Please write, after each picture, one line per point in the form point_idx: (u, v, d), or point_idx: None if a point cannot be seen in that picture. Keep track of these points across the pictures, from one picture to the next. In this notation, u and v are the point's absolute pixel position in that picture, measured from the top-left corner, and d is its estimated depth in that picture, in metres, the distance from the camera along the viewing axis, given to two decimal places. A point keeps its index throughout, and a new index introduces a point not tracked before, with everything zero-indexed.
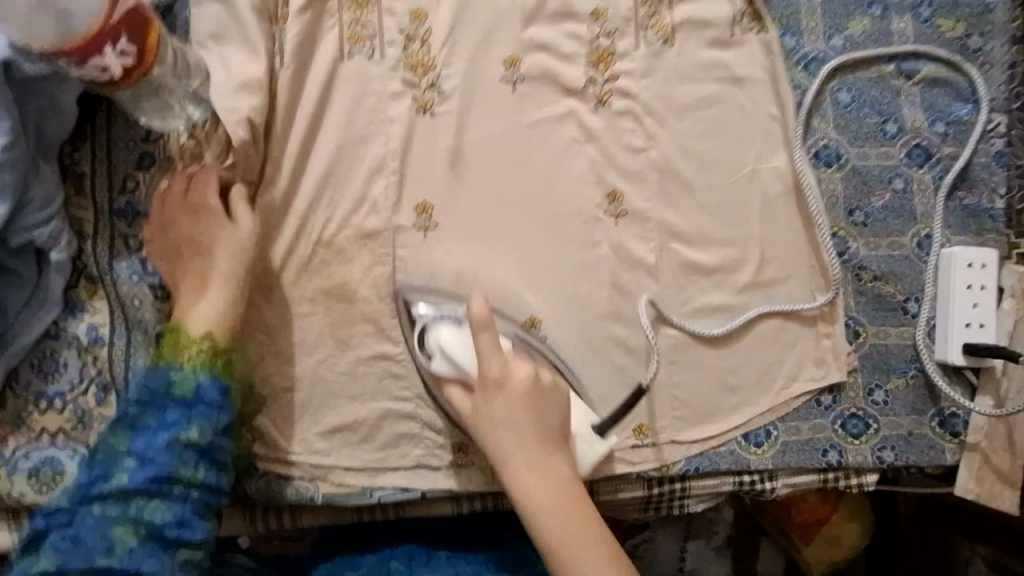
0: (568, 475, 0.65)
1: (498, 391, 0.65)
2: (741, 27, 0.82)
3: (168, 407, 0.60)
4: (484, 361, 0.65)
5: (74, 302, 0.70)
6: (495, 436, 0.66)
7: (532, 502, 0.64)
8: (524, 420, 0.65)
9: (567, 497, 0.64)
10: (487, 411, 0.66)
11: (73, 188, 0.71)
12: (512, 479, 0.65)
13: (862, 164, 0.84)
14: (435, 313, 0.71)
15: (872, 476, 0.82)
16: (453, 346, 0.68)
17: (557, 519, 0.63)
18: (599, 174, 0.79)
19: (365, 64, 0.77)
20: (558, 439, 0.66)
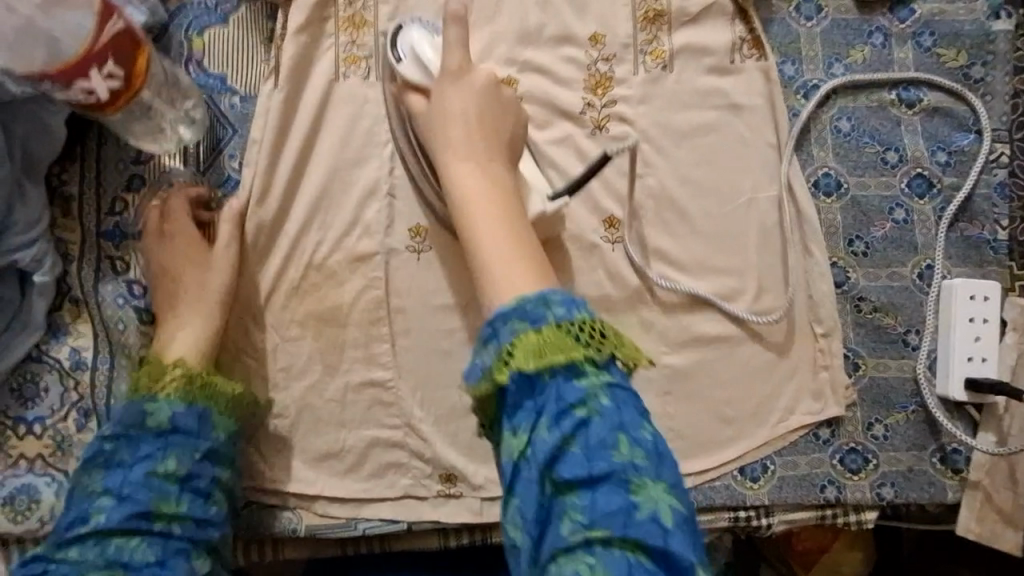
0: (503, 178, 0.62)
1: (456, 83, 0.67)
2: (740, 54, 0.81)
3: (144, 439, 0.60)
4: (448, 57, 0.68)
5: (57, 326, 0.68)
6: (443, 129, 0.65)
7: (463, 184, 0.62)
8: (471, 121, 0.65)
9: (497, 192, 0.61)
10: (437, 109, 0.67)
11: (61, 210, 0.69)
12: (447, 163, 0.63)
13: (862, 193, 0.83)
14: (409, 26, 0.73)
15: (873, 513, 0.80)
16: (423, 49, 0.71)
17: (481, 201, 0.60)
18: (595, 201, 0.78)
19: (360, 87, 0.76)
20: (501, 145, 0.65)
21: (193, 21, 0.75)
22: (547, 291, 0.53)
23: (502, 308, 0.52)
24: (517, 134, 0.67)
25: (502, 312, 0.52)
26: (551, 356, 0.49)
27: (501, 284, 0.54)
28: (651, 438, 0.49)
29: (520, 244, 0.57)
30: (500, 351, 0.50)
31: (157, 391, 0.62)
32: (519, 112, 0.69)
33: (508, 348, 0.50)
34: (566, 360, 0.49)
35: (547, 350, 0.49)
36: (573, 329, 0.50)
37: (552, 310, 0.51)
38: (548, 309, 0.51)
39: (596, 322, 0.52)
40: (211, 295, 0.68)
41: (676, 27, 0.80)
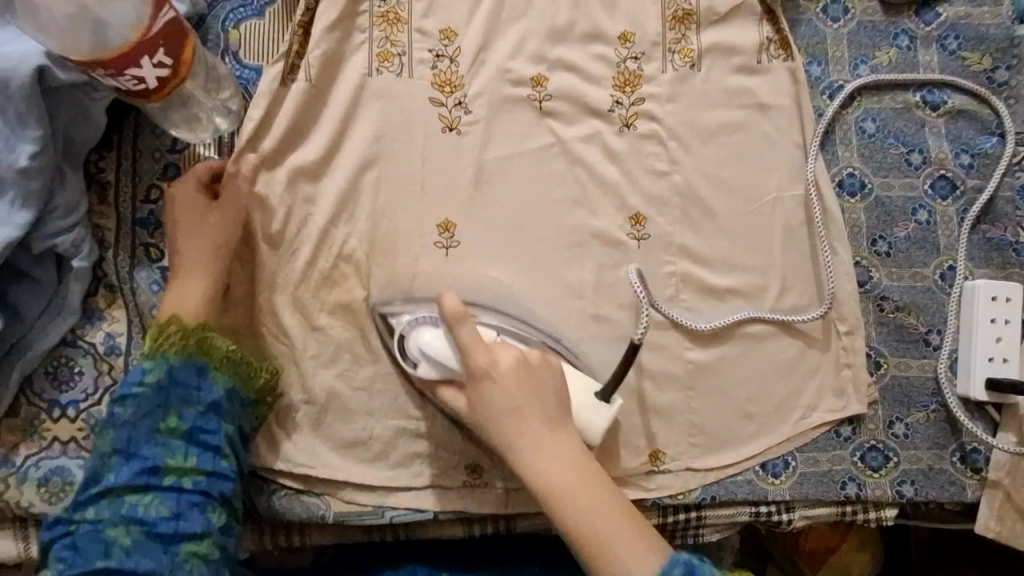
0: (573, 449, 0.64)
1: (493, 381, 0.64)
2: (768, 54, 0.82)
3: (144, 397, 0.62)
4: (470, 355, 0.64)
5: (92, 310, 0.69)
6: (501, 429, 0.64)
7: (544, 481, 0.63)
8: (522, 404, 0.63)
9: (578, 469, 0.63)
10: (486, 412, 0.64)
11: (97, 196, 0.70)
12: (525, 465, 0.63)
13: (885, 195, 0.83)
14: (414, 318, 0.70)
15: (892, 510, 0.80)
16: (434, 347, 0.67)
17: (574, 492, 0.62)
18: (622, 197, 0.79)
19: (392, 81, 0.77)
20: (557, 413, 0.65)
21: (229, 13, 0.76)
22: (662, 563, 0.60)
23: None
24: (558, 379, 0.66)
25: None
26: None
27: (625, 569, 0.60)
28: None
29: (624, 510, 0.63)
30: None
31: (158, 350, 0.63)
32: (555, 365, 0.67)
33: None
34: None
35: None
36: None
37: None
38: None
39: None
40: (204, 252, 0.68)
41: (704, 27, 0.81)
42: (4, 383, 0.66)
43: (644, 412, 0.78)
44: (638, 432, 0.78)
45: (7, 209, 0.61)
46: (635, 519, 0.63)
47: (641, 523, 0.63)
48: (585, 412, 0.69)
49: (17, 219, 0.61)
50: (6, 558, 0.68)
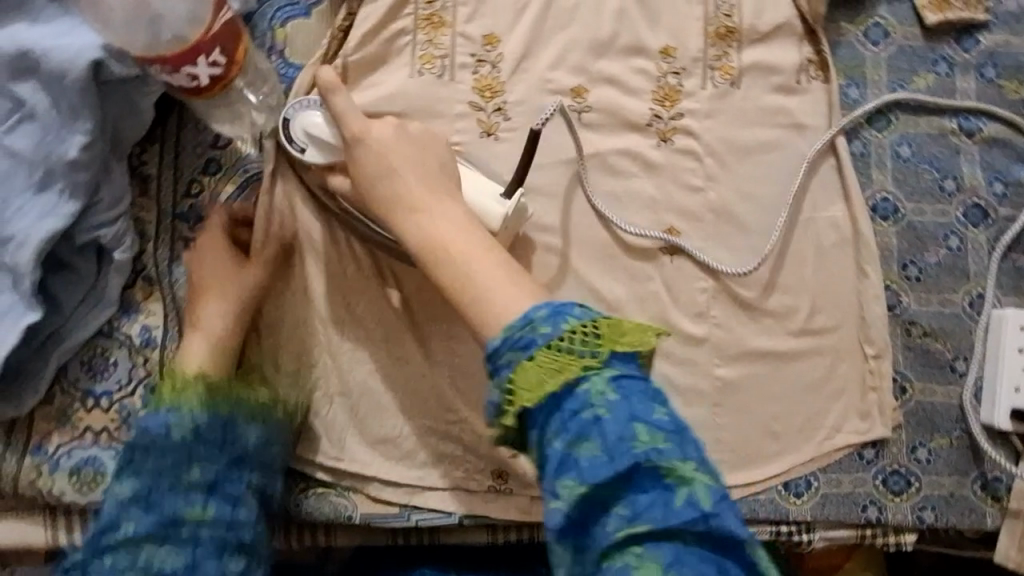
0: (458, 212, 0.60)
1: (365, 145, 0.64)
2: (807, 75, 0.82)
3: (169, 447, 0.59)
4: (348, 122, 0.65)
5: (129, 303, 0.69)
6: (377, 185, 0.62)
7: (419, 227, 0.59)
8: (400, 161, 0.62)
9: (462, 224, 0.59)
10: (361, 171, 0.63)
11: (139, 189, 0.71)
12: (402, 215, 0.60)
13: (918, 219, 0.84)
14: (304, 101, 0.69)
15: (911, 535, 0.81)
16: (318, 128, 0.67)
17: (452, 241, 0.58)
18: (656, 211, 0.79)
19: (434, 85, 0.77)
20: (442, 181, 0.63)
21: (276, 12, 0.77)
22: (531, 309, 0.52)
23: (494, 345, 0.51)
24: (445, 158, 0.65)
25: (496, 348, 0.51)
26: (552, 383, 0.49)
27: (496, 313, 0.53)
28: (667, 418, 0.49)
29: (508, 268, 0.56)
30: (501, 386, 0.50)
31: (181, 399, 0.61)
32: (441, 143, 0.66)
33: (509, 381, 0.50)
34: (566, 377, 0.49)
35: (546, 374, 0.49)
36: (568, 341, 0.50)
37: (539, 329, 0.50)
38: (536, 330, 0.51)
39: (587, 322, 0.51)
40: (225, 306, 0.68)
41: (746, 44, 0.81)
42: (40, 372, 0.66)
43: None
44: None
45: (54, 200, 0.61)
46: (516, 270, 0.56)
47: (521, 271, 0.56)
48: (481, 200, 0.68)
49: (63, 211, 0.61)
50: (36, 545, 0.68)
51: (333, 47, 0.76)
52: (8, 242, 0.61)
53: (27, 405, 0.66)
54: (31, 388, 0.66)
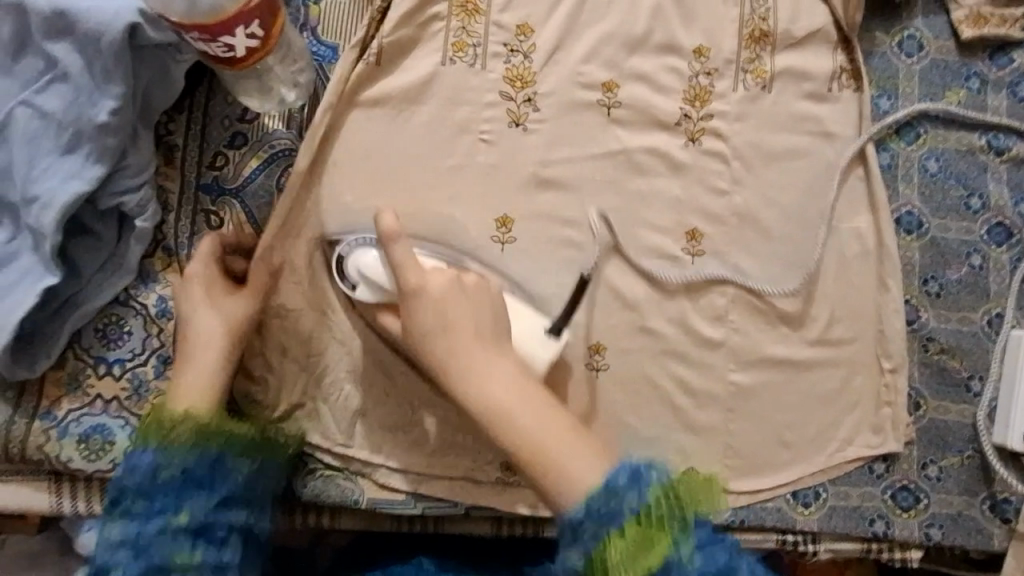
0: (515, 369, 0.60)
1: (418, 300, 0.61)
2: (839, 83, 0.81)
3: (158, 491, 0.59)
4: (402, 274, 0.63)
5: (147, 272, 0.69)
6: (432, 345, 0.60)
7: (482, 398, 0.58)
8: (457, 318, 0.60)
9: (522, 386, 0.59)
10: (416, 325, 0.61)
11: (164, 158, 0.70)
12: (463, 387, 0.59)
13: (942, 235, 0.83)
14: (355, 240, 0.69)
15: (917, 552, 0.80)
16: (371, 269, 0.67)
17: (517, 406, 0.58)
18: (680, 212, 0.79)
19: (465, 72, 0.76)
20: (495, 334, 0.61)
21: None
22: (608, 474, 0.55)
23: (577, 514, 0.54)
24: (497, 308, 0.63)
25: (582, 522, 0.54)
26: (641, 554, 0.52)
27: (575, 484, 0.55)
28: (752, 570, 0.53)
29: (566, 424, 0.58)
30: (590, 557, 0.53)
31: (168, 442, 0.59)
32: (489, 288, 0.64)
33: (597, 554, 0.53)
34: (653, 549, 0.52)
35: (634, 548, 0.52)
36: (652, 514, 0.53)
37: (625, 502, 0.53)
38: (618, 500, 0.53)
39: (666, 487, 0.54)
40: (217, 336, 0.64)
41: (779, 49, 0.81)
42: (55, 337, 0.66)
43: (681, 432, 0.78)
44: (673, 448, 0.78)
45: (81, 163, 0.61)
46: (579, 430, 0.58)
47: (585, 434, 0.58)
48: (529, 342, 0.67)
49: (89, 174, 0.61)
50: (41, 510, 0.68)
51: (371, 30, 0.75)
52: (33, 204, 0.61)
53: (40, 369, 0.65)
54: (45, 352, 0.66)
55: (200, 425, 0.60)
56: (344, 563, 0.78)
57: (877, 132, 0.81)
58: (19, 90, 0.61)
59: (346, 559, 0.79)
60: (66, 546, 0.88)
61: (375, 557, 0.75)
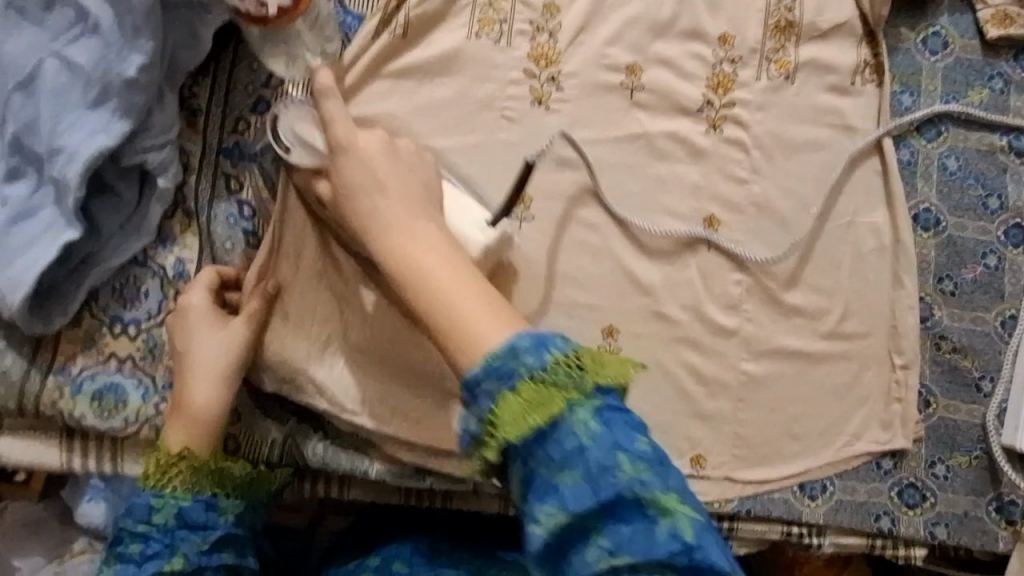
0: (437, 233, 0.57)
1: (349, 153, 0.62)
2: (862, 77, 0.81)
3: (152, 535, 0.62)
4: (332, 130, 0.63)
5: (166, 234, 0.69)
6: (356, 202, 0.60)
7: (398, 249, 0.56)
8: (388, 183, 0.60)
9: (441, 247, 0.56)
10: (344, 181, 0.61)
11: (187, 121, 0.71)
12: (383, 239, 0.57)
13: (959, 234, 0.83)
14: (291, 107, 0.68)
15: (921, 550, 0.80)
16: (307, 129, 0.65)
17: (432, 263, 0.55)
18: (698, 199, 0.79)
19: (490, 49, 0.76)
20: (425, 204, 0.60)
21: None
22: (515, 337, 0.50)
23: (475, 375, 0.50)
24: (428, 180, 0.63)
25: (478, 381, 0.50)
26: (536, 416, 0.49)
27: (479, 346, 0.51)
28: (649, 448, 0.50)
29: (477, 280, 0.55)
30: (483, 417, 0.50)
31: (166, 485, 0.63)
32: (424, 158, 0.64)
33: (491, 415, 0.49)
34: (547, 412, 0.49)
35: (529, 409, 0.49)
36: (551, 377, 0.49)
37: (522, 361, 0.49)
38: (518, 364, 0.49)
39: (572, 353, 0.50)
40: (213, 370, 0.65)
41: (804, 40, 0.81)
42: (71, 293, 0.66)
43: (690, 419, 0.78)
44: (682, 435, 0.78)
45: (107, 118, 0.61)
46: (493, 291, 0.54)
47: (498, 295, 0.54)
48: (464, 224, 0.66)
49: (114, 129, 0.61)
50: (53, 467, 0.68)
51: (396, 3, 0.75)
52: (58, 155, 0.61)
53: (55, 325, 0.65)
54: (61, 308, 0.66)
55: (193, 465, 0.63)
56: (345, 544, 0.81)
57: (896, 125, 0.81)
58: (51, 41, 0.61)
59: (347, 540, 0.82)
60: (65, 514, 0.88)
61: (375, 537, 0.78)
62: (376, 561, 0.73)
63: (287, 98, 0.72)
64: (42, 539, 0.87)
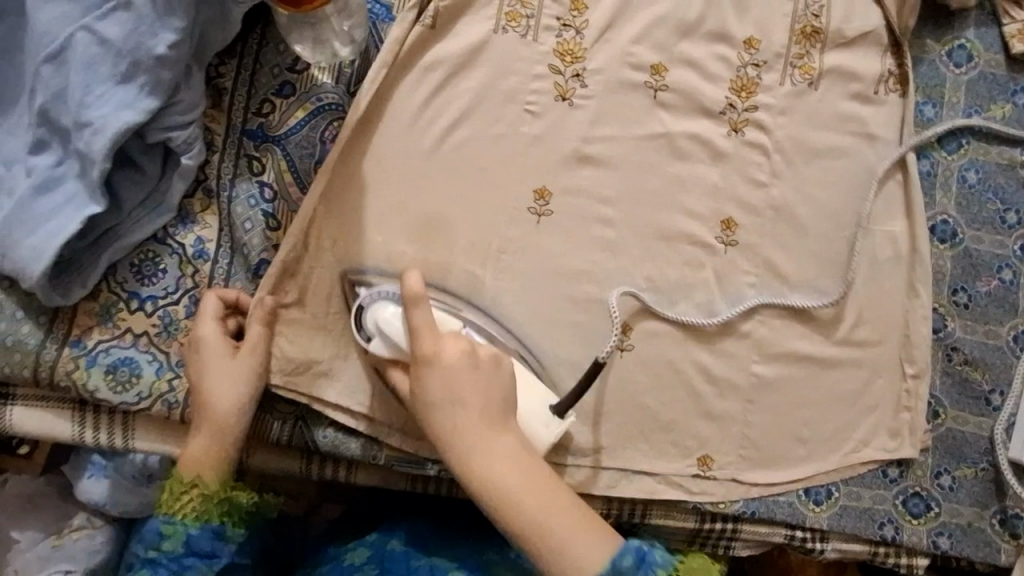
0: (516, 447, 0.63)
1: (430, 368, 0.63)
2: (885, 86, 0.81)
3: (161, 560, 0.64)
4: (418, 339, 0.64)
5: (186, 213, 0.70)
6: (438, 415, 0.62)
7: (489, 482, 0.61)
8: (469, 401, 0.62)
9: (527, 466, 0.62)
10: (422, 395, 0.63)
11: (213, 100, 0.71)
12: (471, 466, 0.62)
13: (975, 247, 0.83)
14: (373, 290, 0.69)
15: (923, 560, 0.80)
16: (390, 322, 0.66)
17: (523, 488, 0.61)
18: (717, 200, 0.79)
19: (516, 43, 0.76)
20: (502, 416, 0.63)
21: None
22: (617, 554, 0.60)
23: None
24: (504, 379, 0.64)
25: None
26: None
27: (580, 563, 0.59)
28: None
29: (563, 500, 0.62)
30: None
31: (175, 513, 0.64)
32: (501, 361, 0.65)
33: None
34: None
35: None
36: None
37: None
38: None
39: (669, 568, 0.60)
40: (226, 404, 0.65)
41: (829, 47, 0.81)
42: (91, 267, 0.66)
43: (699, 419, 0.78)
44: (690, 435, 0.78)
45: (135, 94, 0.62)
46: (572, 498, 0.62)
47: (579, 507, 0.62)
48: (533, 418, 0.67)
49: (141, 105, 0.62)
50: (64, 439, 0.69)
51: None
52: (84, 129, 0.61)
53: (73, 297, 0.66)
54: (81, 282, 0.66)
55: (202, 495, 0.64)
56: (342, 528, 0.80)
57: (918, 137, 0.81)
58: (82, 15, 0.61)
59: (343, 525, 0.81)
60: (66, 490, 0.88)
61: (374, 523, 0.77)
62: (372, 539, 0.73)
63: (314, 81, 0.73)
64: (42, 515, 0.87)
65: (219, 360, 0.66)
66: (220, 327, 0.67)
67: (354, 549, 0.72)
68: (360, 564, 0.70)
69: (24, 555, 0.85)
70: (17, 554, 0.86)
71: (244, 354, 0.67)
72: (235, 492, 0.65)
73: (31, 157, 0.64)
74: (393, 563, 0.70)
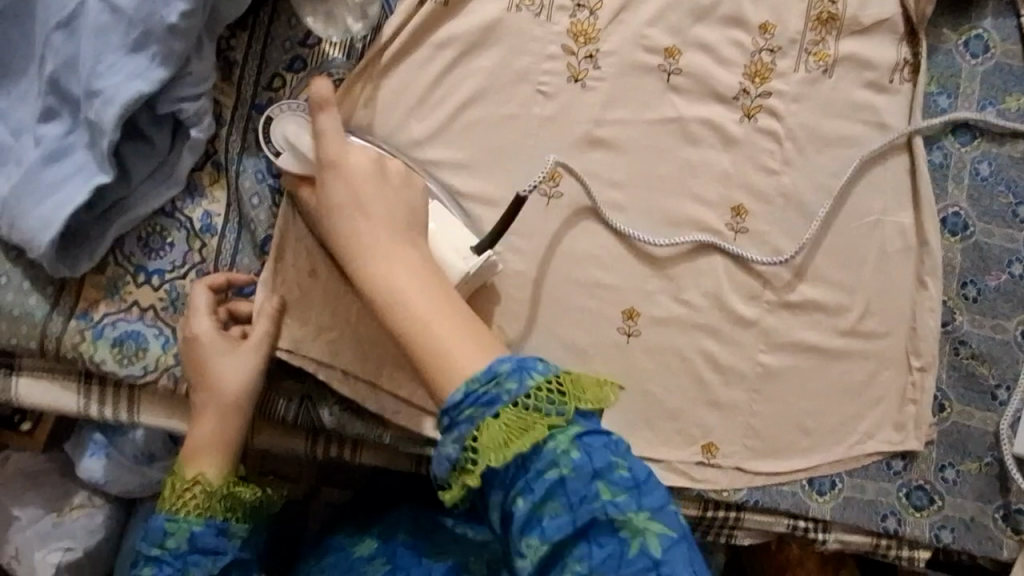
0: (417, 259, 0.59)
1: (337, 175, 0.63)
2: (900, 75, 0.81)
3: (164, 559, 0.61)
4: (324, 144, 0.64)
5: (195, 186, 0.70)
6: (336, 220, 0.62)
7: (378, 282, 0.58)
8: (373, 206, 0.62)
9: (417, 274, 0.58)
10: (325, 199, 0.63)
11: (223, 73, 0.71)
12: (364, 266, 0.59)
13: (986, 240, 0.82)
14: (283, 110, 0.70)
15: (925, 553, 0.79)
16: (298, 136, 0.67)
17: (417, 296, 0.56)
18: (727, 188, 0.78)
19: (530, 23, 0.76)
20: (407, 236, 0.61)
21: None
22: (495, 364, 0.52)
23: (454, 399, 0.51)
24: (415, 199, 0.65)
25: (456, 403, 0.51)
26: (516, 437, 0.49)
27: (457, 368, 0.53)
28: (629, 474, 0.49)
29: (464, 322, 0.55)
30: (464, 439, 0.50)
31: (179, 509, 0.62)
32: (411, 184, 0.65)
33: (471, 437, 0.50)
34: (528, 437, 0.49)
35: (510, 430, 0.50)
36: (531, 400, 0.50)
37: (503, 385, 0.50)
38: (500, 387, 0.50)
39: (552, 378, 0.51)
40: (229, 394, 0.65)
41: (845, 34, 0.80)
42: (99, 239, 0.66)
43: (704, 407, 0.77)
44: (695, 423, 0.77)
45: (146, 64, 0.61)
46: (474, 325, 0.55)
47: (481, 328, 0.56)
48: (445, 248, 0.67)
49: (152, 75, 0.61)
50: (70, 412, 0.69)
51: None
52: (95, 98, 0.61)
53: (81, 270, 0.66)
54: (88, 254, 0.66)
55: (206, 489, 0.62)
56: (345, 513, 0.80)
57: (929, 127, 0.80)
58: None
59: (348, 509, 0.81)
60: (66, 466, 0.88)
61: (380, 510, 0.77)
62: (379, 531, 0.73)
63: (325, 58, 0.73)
64: (42, 490, 0.87)
65: (217, 352, 0.65)
66: (214, 320, 0.66)
67: (363, 541, 0.72)
68: (369, 558, 0.69)
69: (25, 532, 0.85)
70: (17, 530, 0.85)
71: (244, 345, 0.66)
72: (239, 487, 0.64)
73: (39, 126, 0.64)
74: (403, 558, 0.68)
